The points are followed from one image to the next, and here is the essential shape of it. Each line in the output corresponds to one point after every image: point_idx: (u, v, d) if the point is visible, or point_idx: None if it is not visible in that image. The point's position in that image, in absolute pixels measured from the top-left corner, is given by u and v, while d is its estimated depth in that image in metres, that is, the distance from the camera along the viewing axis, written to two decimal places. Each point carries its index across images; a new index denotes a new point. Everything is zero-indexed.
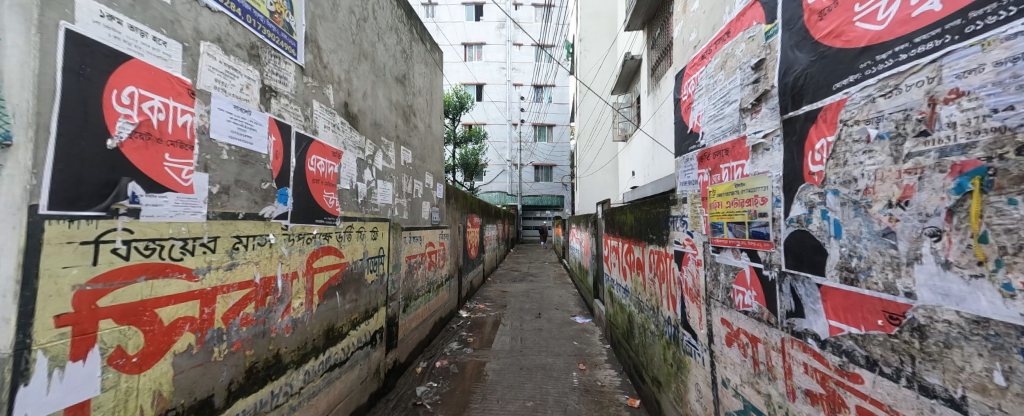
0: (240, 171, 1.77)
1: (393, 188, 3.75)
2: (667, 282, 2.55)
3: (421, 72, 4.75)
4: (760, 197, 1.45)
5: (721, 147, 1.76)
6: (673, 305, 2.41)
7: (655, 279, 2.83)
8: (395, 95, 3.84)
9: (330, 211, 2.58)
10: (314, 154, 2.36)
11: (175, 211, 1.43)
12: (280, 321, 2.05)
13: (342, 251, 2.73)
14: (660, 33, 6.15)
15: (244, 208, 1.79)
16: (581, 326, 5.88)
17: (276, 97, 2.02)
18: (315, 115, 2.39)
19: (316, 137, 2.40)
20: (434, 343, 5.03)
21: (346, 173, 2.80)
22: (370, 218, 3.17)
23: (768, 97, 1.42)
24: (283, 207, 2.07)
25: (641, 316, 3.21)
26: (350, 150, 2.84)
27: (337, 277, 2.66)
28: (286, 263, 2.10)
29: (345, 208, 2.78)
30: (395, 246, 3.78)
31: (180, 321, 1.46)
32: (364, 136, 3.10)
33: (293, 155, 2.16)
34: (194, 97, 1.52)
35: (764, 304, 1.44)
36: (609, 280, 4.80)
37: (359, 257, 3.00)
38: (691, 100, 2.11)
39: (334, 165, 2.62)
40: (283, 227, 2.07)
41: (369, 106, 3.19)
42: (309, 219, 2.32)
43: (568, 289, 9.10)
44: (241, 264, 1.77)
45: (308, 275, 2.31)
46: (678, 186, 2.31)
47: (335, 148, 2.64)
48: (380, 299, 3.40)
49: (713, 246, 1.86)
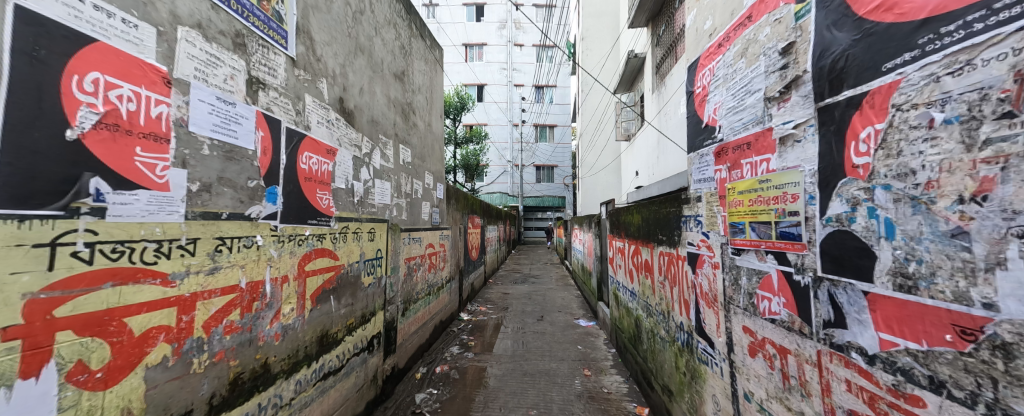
0: (223, 167, 1.64)
1: (391, 188, 3.63)
2: (679, 285, 2.42)
3: (421, 69, 4.63)
4: (791, 194, 1.31)
5: (742, 140, 1.63)
6: (686, 310, 2.28)
7: (665, 282, 2.69)
8: (393, 92, 3.72)
9: (324, 211, 2.45)
10: (306, 151, 2.24)
11: (148, 211, 1.30)
12: (269, 328, 1.92)
13: (337, 253, 2.60)
14: (665, 30, 6.02)
15: (227, 208, 1.66)
16: (585, 329, 5.74)
17: (264, 89, 1.89)
18: (307, 110, 2.26)
19: (309, 133, 2.27)
20: (434, 347, 4.89)
21: (341, 172, 2.67)
22: (366, 219, 3.04)
23: (799, 84, 1.28)
24: (272, 206, 1.94)
25: (650, 321, 3.09)
26: (345, 147, 2.72)
27: (332, 280, 2.55)
28: (276, 266, 1.98)
29: (340, 208, 2.65)
30: (394, 247, 3.67)
31: (153, 331, 1.33)
32: (360, 133, 2.97)
33: (284, 151, 2.03)
34: (171, 87, 1.40)
35: (795, 312, 1.31)
36: (614, 282, 4.67)
37: (355, 259, 2.88)
38: (707, 92, 1.98)
39: (328, 163, 2.49)
40: (272, 228, 1.94)
41: (365, 102, 3.06)
42: (301, 219, 2.20)
43: (570, 291, 8.95)
44: (224, 268, 1.65)
45: (300, 279, 2.19)
46: (692, 184, 2.18)
47: (329, 145, 2.51)
48: (377, 303, 3.27)
49: (733, 248, 1.73)
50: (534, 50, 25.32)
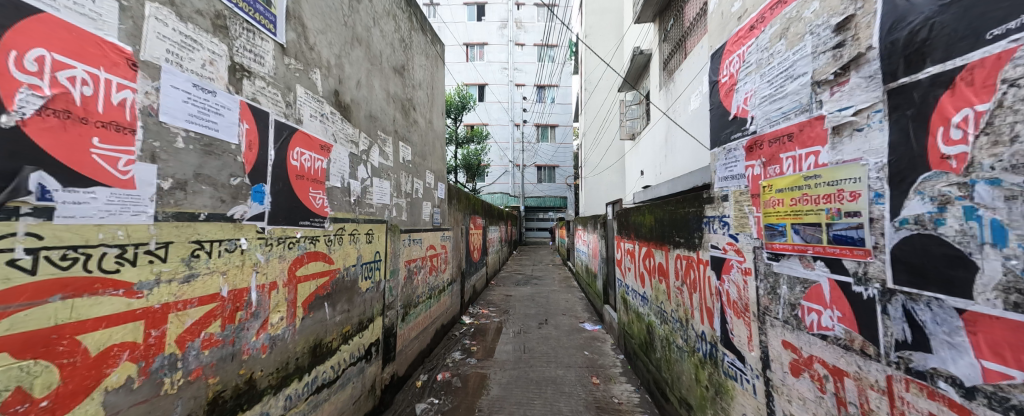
0: (202, 162, 1.47)
1: (390, 187, 3.45)
2: (700, 292, 2.24)
3: (422, 64, 4.46)
4: (849, 191, 1.14)
5: (782, 132, 1.45)
6: (709, 318, 2.10)
7: (683, 288, 2.52)
8: (392, 86, 3.55)
9: (318, 212, 2.28)
10: (297, 146, 2.07)
11: (109, 210, 1.13)
12: (255, 340, 1.75)
13: (332, 257, 2.43)
14: (674, 25, 5.84)
15: (206, 208, 1.49)
16: (591, 333, 5.57)
17: (250, 77, 1.72)
18: (298, 102, 2.09)
19: (300, 127, 2.10)
20: (435, 353, 4.71)
21: (336, 169, 2.50)
22: (364, 219, 2.87)
23: (860, 63, 1.10)
24: (258, 206, 1.77)
25: (664, 328, 2.91)
26: (341, 143, 2.54)
27: (326, 286, 2.37)
28: (262, 272, 1.80)
29: (335, 208, 2.47)
30: (393, 249, 3.49)
31: (114, 349, 1.16)
32: (357, 128, 2.80)
33: (272, 146, 1.86)
34: (136, 70, 1.23)
35: (854, 329, 1.13)
36: (622, 285, 4.49)
37: (352, 263, 2.70)
38: (735, 80, 1.81)
39: (322, 159, 2.32)
40: (258, 229, 1.77)
41: (363, 96, 2.89)
42: (291, 220, 2.02)
43: (574, 294, 8.76)
44: (202, 275, 1.47)
45: (291, 286, 2.02)
46: (717, 182, 2.00)
47: (323, 140, 2.34)
48: (376, 309, 3.10)
49: (769, 253, 1.55)
50: (536, 49, 25.12)
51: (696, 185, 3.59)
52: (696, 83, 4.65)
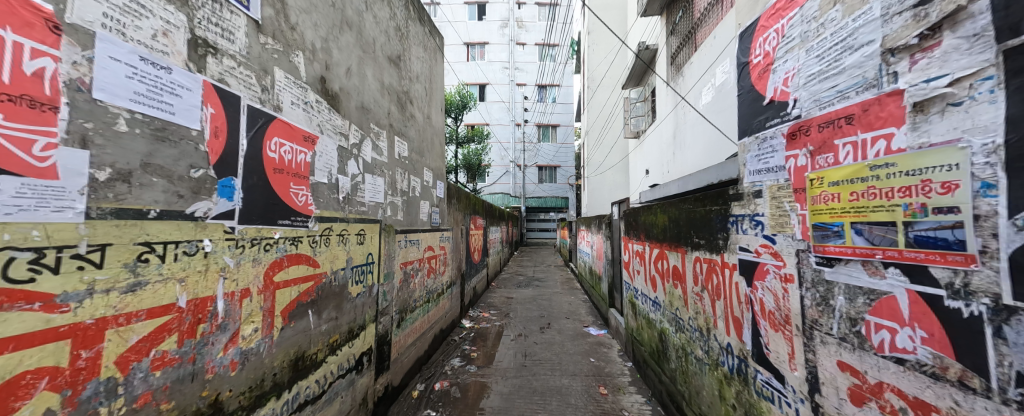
0: (152, 150, 1.24)
1: (384, 184, 3.22)
2: (725, 299, 2.01)
3: (419, 56, 4.24)
4: (940, 182, 0.92)
5: (839, 113, 1.23)
6: (738, 330, 1.87)
7: (703, 294, 2.29)
8: (387, 77, 3.32)
9: (300, 210, 2.06)
10: (275, 136, 1.84)
11: (19, 205, 0.91)
12: (221, 357, 1.52)
13: (317, 260, 2.21)
14: (682, 17, 5.61)
15: (159, 204, 1.26)
16: (596, 339, 5.34)
17: (216, 54, 1.50)
18: (277, 87, 1.87)
19: (280, 116, 1.87)
20: (433, 360, 4.48)
21: (323, 164, 2.27)
22: (354, 219, 2.65)
23: (959, 21, 0.88)
24: (226, 203, 1.54)
25: (680, 337, 2.68)
26: (328, 135, 2.32)
27: (311, 292, 2.15)
28: (231, 278, 1.57)
29: (321, 206, 2.25)
30: (388, 251, 3.27)
31: (26, 377, 0.94)
32: (347, 120, 2.58)
33: (245, 135, 1.64)
34: (59, 34, 1.01)
35: (949, 355, 0.92)
36: (630, 289, 4.27)
37: (340, 266, 2.48)
38: (773, 59, 1.58)
39: (305, 152, 2.10)
40: (227, 229, 1.54)
41: (354, 85, 2.68)
42: (269, 219, 1.80)
43: (577, 296, 8.52)
44: (153, 283, 1.25)
45: (268, 293, 1.79)
46: (748, 176, 1.77)
47: (307, 131, 2.11)
48: (368, 315, 2.88)
49: (818, 258, 1.32)
50: (537, 49, 24.91)
51: (710, 183, 3.37)
52: (708, 76, 4.42)
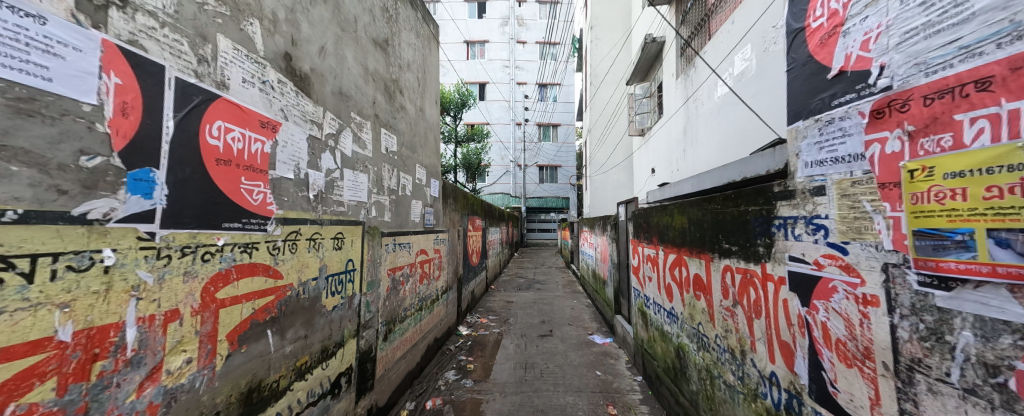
0: (11, 129, 0.90)
1: (368, 181, 2.88)
2: (768, 319, 1.67)
3: (411, 42, 3.90)
4: None
5: (960, 77, 0.89)
6: (788, 358, 1.53)
7: (737, 310, 1.94)
8: (372, 62, 2.98)
9: (257, 211, 1.71)
10: (219, 119, 1.50)
11: None
12: (133, 401, 1.18)
13: (279, 270, 1.86)
14: (694, 4, 5.26)
15: (26, 203, 0.93)
16: (602, 348, 4.99)
17: (125, 8, 1.15)
18: (223, 60, 1.52)
19: (225, 95, 1.53)
20: (426, 373, 4.14)
21: (289, 156, 1.93)
22: (330, 221, 2.31)
23: None
24: (144, 202, 1.19)
25: (705, 357, 2.34)
26: (295, 122, 1.98)
27: (270, 309, 1.80)
28: (150, 298, 1.22)
29: (286, 206, 1.91)
30: (372, 257, 2.92)
31: None
32: (320, 107, 2.23)
33: (172, 116, 1.29)
34: None
35: None
36: (641, 297, 3.92)
37: (312, 276, 2.14)
38: (846, 16, 1.24)
39: (264, 141, 1.75)
40: (142, 235, 1.19)
41: (330, 67, 2.33)
42: (210, 222, 1.46)
43: (579, 300, 8.17)
44: (12, 312, 0.91)
45: (206, 313, 1.44)
46: (803, 168, 1.43)
47: (266, 116, 1.76)
48: (347, 331, 2.53)
49: (921, 277, 0.98)
50: (537, 47, 24.58)
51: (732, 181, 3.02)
52: (725, 65, 4.07)
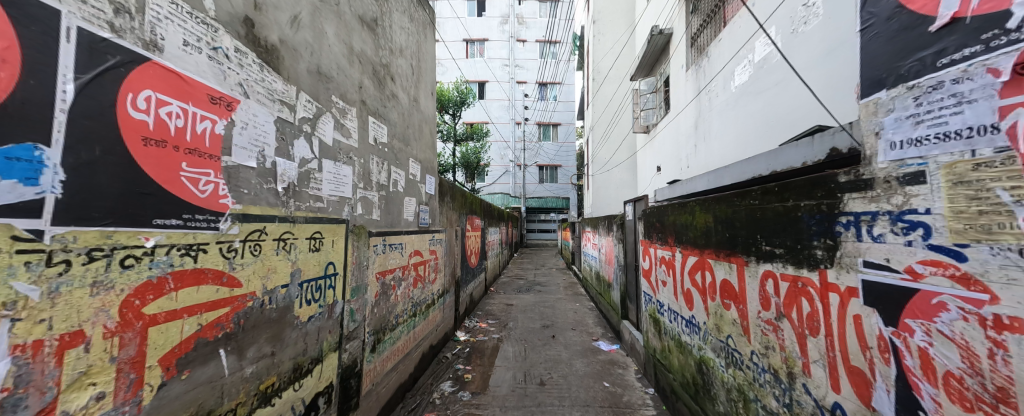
0: None
1: (354, 175, 2.57)
2: (830, 338, 1.36)
3: (404, 25, 3.60)
4: None
5: None
6: (862, 389, 1.22)
7: (782, 324, 1.64)
8: (359, 42, 2.68)
9: (208, 205, 1.41)
10: (148, 88, 1.19)
11: None
12: None
13: (237, 276, 1.55)
14: None
15: None
16: (608, 356, 4.69)
17: None
18: (156, 14, 1.22)
19: (158, 58, 1.22)
20: (419, 385, 3.83)
21: (252, 141, 1.63)
22: (305, 219, 2.00)
23: None
24: (29, 190, 0.89)
25: (736, 376, 2.03)
26: (259, 101, 1.67)
27: (224, 324, 1.49)
28: (36, 318, 0.92)
29: (248, 200, 1.61)
30: (358, 259, 2.62)
31: None
32: (293, 86, 1.93)
33: (71, 78, 0.99)
34: None
35: None
36: (654, 302, 3.63)
37: (282, 282, 1.83)
38: None
39: (216, 121, 1.44)
40: (25, 235, 0.89)
41: (306, 41, 2.03)
42: (136, 218, 1.15)
43: (582, 304, 7.87)
44: None
45: (129, 333, 1.13)
46: (885, 149, 1.13)
47: (217, 90, 1.46)
48: (327, 344, 2.23)
49: None
50: (537, 45, 24.32)
51: (759, 175, 2.74)
52: (743, 52, 3.78)
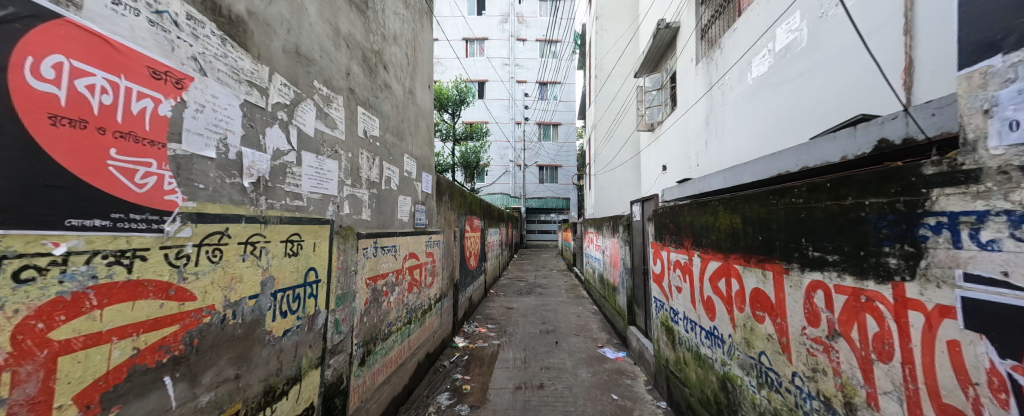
0: None
1: (340, 170, 2.32)
2: (911, 367, 1.11)
3: (399, 11, 3.34)
4: None
5: None
6: None
7: (838, 345, 1.39)
8: (346, 24, 2.42)
9: (150, 202, 1.16)
10: (58, 53, 0.93)
11: None
12: None
13: (191, 288, 1.30)
14: None
15: None
16: (614, 365, 4.45)
17: None
18: None
19: (71, 16, 0.96)
20: (414, 397, 3.57)
21: (210, 127, 1.37)
22: (280, 219, 1.75)
23: None
24: None
25: (772, 399, 1.79)
26: (220, 80, 1.42)
27: (172, 346, 1.23)
28: None
29: (206, 197, 1.35)
30: (345, 264, 2.36)
31: None
32: (265, 66, 1.67)
33: None
34: None
35: None
36: (666, 309, 3.38)
37: (251, 293, 1.58)
38: None
39: (159, 100, 1.18)
40: None
41: (280, 15, 1.77)
42: (40, 217, 0.90)
43: (585, 307, 7.62)
44: None
45: (27, 366, 0.88)
46: (1001, 129, 0.88)
47: (161, 62, 1.20)
48: (306, 361, 1.97)
49: None
50: (538, 44, 24.10)
51: (788, 172, 2.51)
52: (762, 41, 3.53)
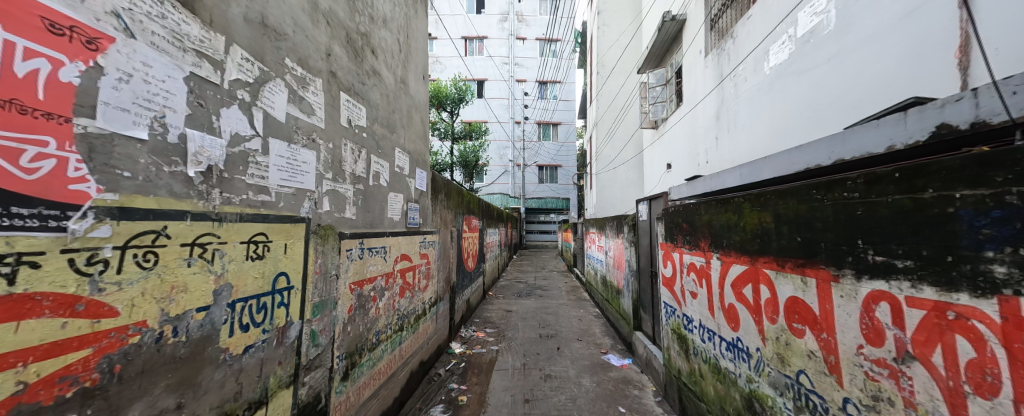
0: None
1: (319, 163, 2.06)
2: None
3: None
4: None
5: None
6: None
7: (913, 371, 1.13)
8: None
9: (49, 193, 0.89)
10: None
11: None
12: None
13: (112, 302, 1.04)
14: None
15: None
16: (620, 373, 4.19)
17: None
18: None
19: None
20: (406, 411, 3.32)
21: (141, 101, 1.11)
22: (241, 217, 1.49)
23: None
24: None
25: None
26: (155, 44, 1.15)
27: (81, 376, 0.97)
28: None
29: (135, 189, 1.09)
30: (324, 269, 2.10)
31: None
32: (222, 35, 1.41)
33: None
34: None
35: None
36: (679, 316, 3.13)
37: (201, 305, 1.32)
38: None
39: (60, 61, 0.92)
40: None
41: None
42: None
43: (587, 310, 7.37)
44: None
45: None
46: None
47: (64, 14, 0.93)
48: (275, 380, 1.71)
49: None
50: (537, 43, 23.87)
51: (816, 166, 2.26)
52: (782, 28, 3.28)
